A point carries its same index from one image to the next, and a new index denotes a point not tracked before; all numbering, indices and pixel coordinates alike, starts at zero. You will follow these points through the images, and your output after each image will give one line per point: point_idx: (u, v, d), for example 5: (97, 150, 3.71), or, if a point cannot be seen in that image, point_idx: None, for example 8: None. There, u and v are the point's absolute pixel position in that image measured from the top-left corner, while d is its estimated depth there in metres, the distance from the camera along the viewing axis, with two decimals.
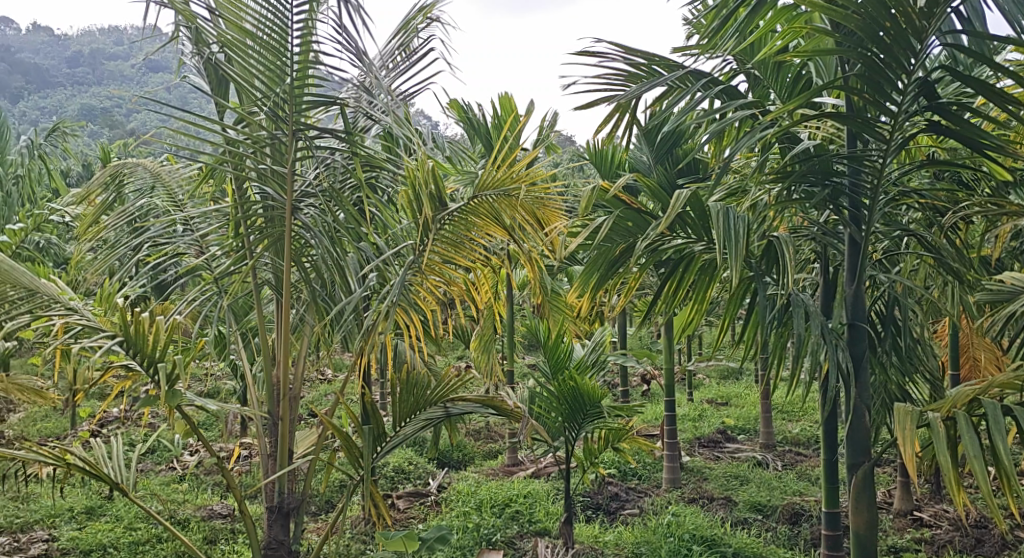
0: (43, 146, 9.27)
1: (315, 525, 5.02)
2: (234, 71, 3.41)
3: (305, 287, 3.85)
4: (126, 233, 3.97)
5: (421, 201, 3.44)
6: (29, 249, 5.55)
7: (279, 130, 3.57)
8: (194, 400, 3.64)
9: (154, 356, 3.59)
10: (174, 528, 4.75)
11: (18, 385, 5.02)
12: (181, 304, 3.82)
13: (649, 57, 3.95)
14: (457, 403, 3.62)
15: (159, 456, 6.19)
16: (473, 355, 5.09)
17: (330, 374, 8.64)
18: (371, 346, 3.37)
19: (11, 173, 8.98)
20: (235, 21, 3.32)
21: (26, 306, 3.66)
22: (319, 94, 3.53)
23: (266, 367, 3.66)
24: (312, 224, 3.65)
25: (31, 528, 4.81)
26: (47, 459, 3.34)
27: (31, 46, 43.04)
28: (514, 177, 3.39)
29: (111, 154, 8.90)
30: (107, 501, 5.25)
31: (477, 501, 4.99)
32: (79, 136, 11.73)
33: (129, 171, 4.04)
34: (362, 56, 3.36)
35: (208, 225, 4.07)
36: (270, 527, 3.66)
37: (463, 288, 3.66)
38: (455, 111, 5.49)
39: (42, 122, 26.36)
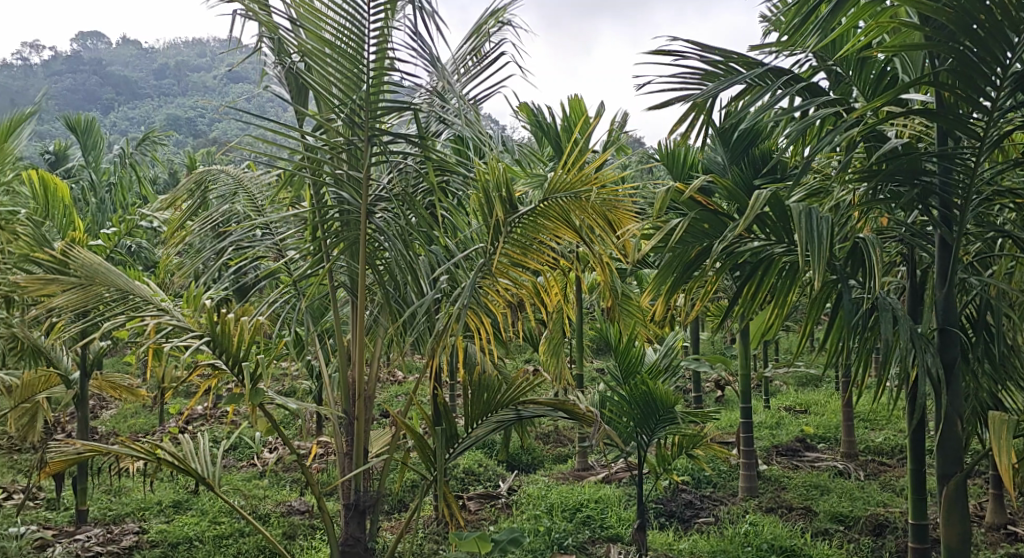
0: (133, 156, 9.76)
1: (389, 523, 5.11)
2: (313, 80, 3.49)
3: (379, 290, 3.91)
4: (210, 238, 4.11)
5: (492, 205, 3.46)
6: (122, 254, 5.82)
7: (355, 137, 3.63)
8: (275, 398, 3.74)
9: (239, 356, 3.72)
10: (255, 523, 4.91)
11: (111, 383, 5.32)
12: (261, 307, 3.94)
13: (727, 55, 3.87)
14: (528, 406, 3.62)
15: (241, 453, 6.41)
16: (543, 359, 5.08)
17: (402, 376, 8.77)
18: (443, 348, 3.41)
19: (103, 182, 9.48)
20: (315, 31, 3.40)
21: (121, 306, 3.84)
22: (394, 100, 3.59)
23: (342, 368, 3.74)
24: (386, 228, 3.71)
25: (123, 520, 5.06)
26: (139, 454, 3.50)
27: (129, 61, 45.30)
28: (585, 179, 3.35)
29: (196, 163, 9.28)
30: (193, 496, 5.47)
31: (548, 505, 4.98)
32: (166, 146, 12.28)
33: (212, 178, 4.19)
34: (435, 62, 3.40)
35: (286, 230, 4.19)
36: (347, 524, 3.73)
37: (532, 291, 3.65)
38: (525, 114, 5.50)
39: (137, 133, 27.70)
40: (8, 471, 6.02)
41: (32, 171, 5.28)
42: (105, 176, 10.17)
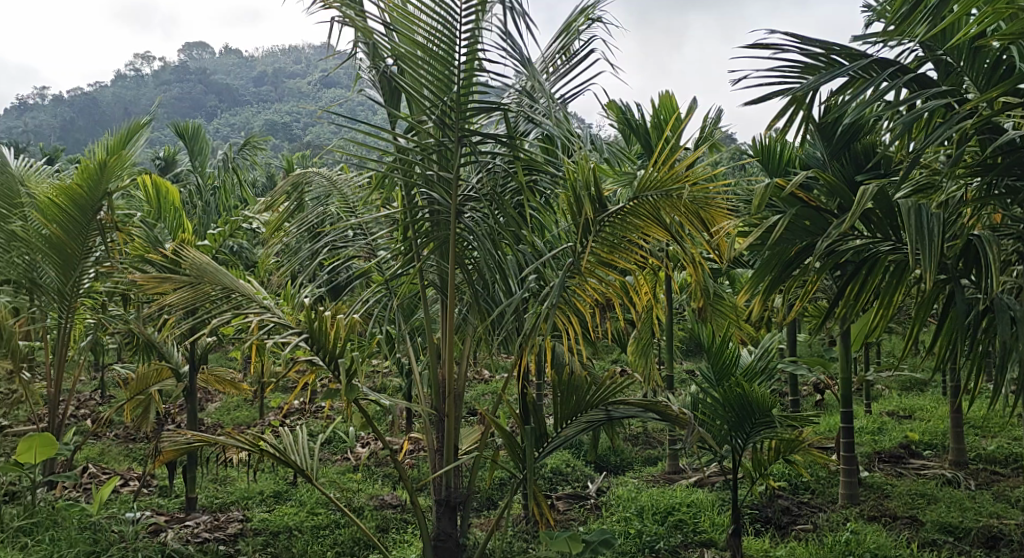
0: (235, 160, 10.23)
1: (479, 520, 5.14)
2: (405, 82, 3.52)
3: (468, 289, 3.93)
4: (306, 239, 4.25)
5: (581, 204, 3.40)
6: (226, 254, 6.11)
7: (446, 138, 3.65)
8: (369, 394, 3.83)
9: (335, 353, 3.81)
10: (350, 515, 5.05)
11: (216, 376, 5.57)
12: (354, 305, 4.05)
13: (827, 45, 3.74)
14: (618, 406, 3.55)
15: (336, 447, 6.61)
16: (631, 360, 5.00)
17: (489, 374, 8.85)
18: (531, 347, 3.39)
19: (208, 186, 9.96)
20: (407, 34, 3.43)
21: (226, 304, 4.01)
22: (484, 101, 3.59)
23: (431, 365, 3.77)
24: (475, 228, 3.72)
25: (228, 508, 5.30)
26: (243, 445, 3.66)
27: (238, 68, 47.44)
28: (677, 177, 3.26)
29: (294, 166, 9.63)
30: (293, 487, 5.68)
31: (639, 508, 4.90)
32: (266, 151, 12.81)
33: (308, 181, 4.34)
34: (525, 62, 3.39)
35: (379, 230, 4.29)
36: (439, 519, 3.75)
37: (621, 291, 3.57)
38: (613, 112, 5.43)
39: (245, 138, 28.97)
40: (125, 459, 6.40)
41: (146, 177, 5.61)
42: (209, 180, 10.69)
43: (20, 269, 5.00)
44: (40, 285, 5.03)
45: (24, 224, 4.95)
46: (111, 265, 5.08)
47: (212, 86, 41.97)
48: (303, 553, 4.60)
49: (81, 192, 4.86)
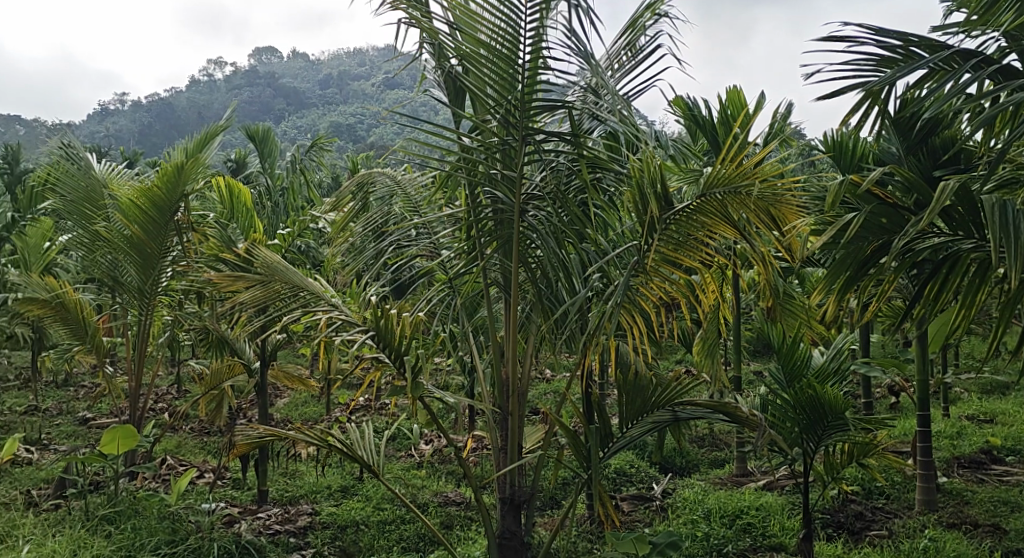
0: (303, 161, 10.46)
1: (544, 519, 5.12)
2: (469, 81, 3.51)
3: (531, 287, 3.91)
4: (371, 238, 4.31)
5: (647, 201, 3.34)
6: (295, 254, 6.26)
7: (509, 136, 3.62)
8: (433, 392, 3.85)
9: (400, 350, 3.85)
10: (415, 511, 5.11)
11: (285, 373, 5.71)
12: (418, 303, 4.08)
13: (905, 37, 3.61)
14: (685, 407, 3.48)
15: (400, 443, 6.70)
16: (696, 360, 4.91)
17: (551, 373, 8.85)
18: (595, 347, 3.36)
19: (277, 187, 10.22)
20: (472, 34, 3.42)
21: (295, 302, 4.09)
22: (548, 99, 3.56)
23: (495, 364, 3.76)
24: (538, 226, 3.69)
25: (297, 501, 5.42)
26: (312, 440, 3.73)
27: (306, 71, 48.52)
28: (746, 173, 3.19)
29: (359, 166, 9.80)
30: (359, 482, 5.77)
31: (706, 510, 4.82)
32: (332, 152, 13.08)
33: (373, 181, 4.37)
34: (590, 59, 3.34)
35: (442, 229, 4.32)
36: (502, 518, 3.72)
37: (688, 290, 3.50)
38: (680, 109, 5.34)
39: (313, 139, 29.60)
40: (201, 451, 6.61)
41: (221, 178, 5.77)
42: (278, 182, 10.98)
43: (105, 267, 5.29)
44: (122, 283, 5.27)
45: (107, 225, 5.15)
46: (187, 263, 5.24)
47: (282, 89, 43.02)
48: (370, 547, 4.67)
49: (160, 193, 5.03)
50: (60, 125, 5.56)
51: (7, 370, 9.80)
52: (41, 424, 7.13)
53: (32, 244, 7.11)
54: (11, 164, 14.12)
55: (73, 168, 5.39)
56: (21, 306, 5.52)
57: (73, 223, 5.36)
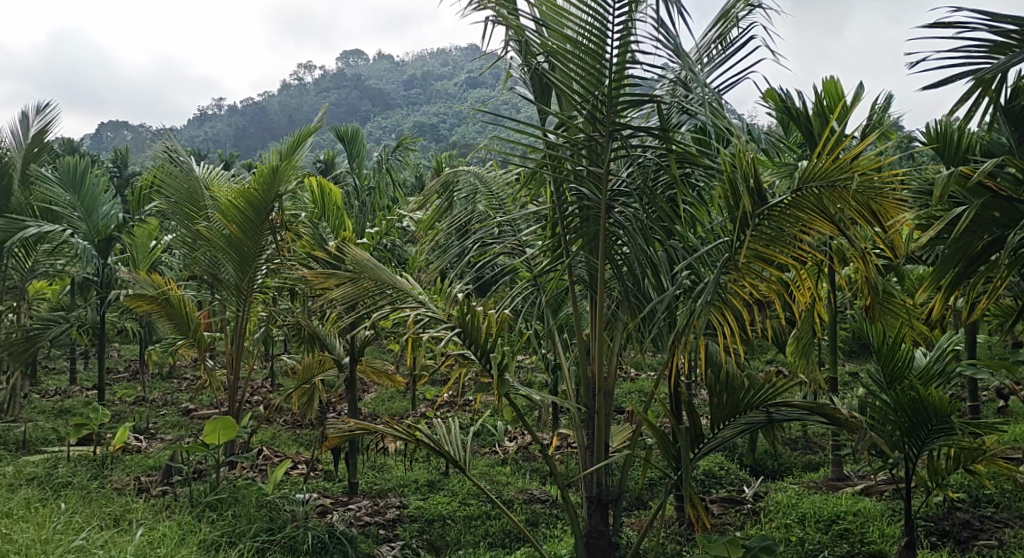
0: (389, 160, 10.64)
1: (632, 519, 5.06)
2: (556, 77, 3.48)
3: (617, 285, 3.86)
4: (457, 236, 4.34)
5: (739, 197, 3.25)
6: (383, 252, 6.38)
7: (596, 132, 3.57)
8: (520, 389, 3.85)
9: (487, 347, 3.87)
10: (501, 507, 5.13)
11: (373, 369, 5.83)
12: (503, 301, 4.09)
13: (1020, 22, 3.42)
14: (780, 409, 3.37)
15: (484, 440, 6.74)
16: (789, 360, 4.77)
17: (636, 372, 8.76)
18: (685, 346, 3.30)
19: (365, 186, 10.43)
20: (558, 30, 3.39)
21: (384, 299, 4.16)
22: (636, 93, 3.50)
23: (581, 362, 3.73)
24: (625, 222, 3.63)
25: (386, 494, 5.52)
26: (400, 434, 3.79)
27: (391, 72, 49.45)
28: (844, 167, 3.07)
29: (444, 165, 9.90)
30: (445, 477, 5.84)
31: (800, 515, 4.68)
32: (416, 151, 13.27)
33: (457, 179, 4.43)
34: (680, 52, 3.27)
35: (528, 227, 4.32)
36: (590, 517, 3.69)
37: (782, 288, 3.38)
38: (772, 101, 5.19)
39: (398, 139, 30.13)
40: (294, 443, 6.81)
41: (313, 179, 5.92)
42: (365, 181, 11.21)
43: (205, 265, 5.49)
44: (221, 281, 5.48)
45: (207, 225, 5.36)
46: (281, 262, 5.43)
47: (369, 90, 43.99)
48: (457, 542, 4.72)
49: (256, 193, 5.21)
50: (164, 129, 5.82)
51: (117, 362, 10.36)
52: (148, 414, 7.50)
53: (139, 243, 7.50)
54: (121, 166, 14.92)
55: (176, 170, 5.62)
56: (130, 302, 5.81)
57: (176, 223, 5.59)
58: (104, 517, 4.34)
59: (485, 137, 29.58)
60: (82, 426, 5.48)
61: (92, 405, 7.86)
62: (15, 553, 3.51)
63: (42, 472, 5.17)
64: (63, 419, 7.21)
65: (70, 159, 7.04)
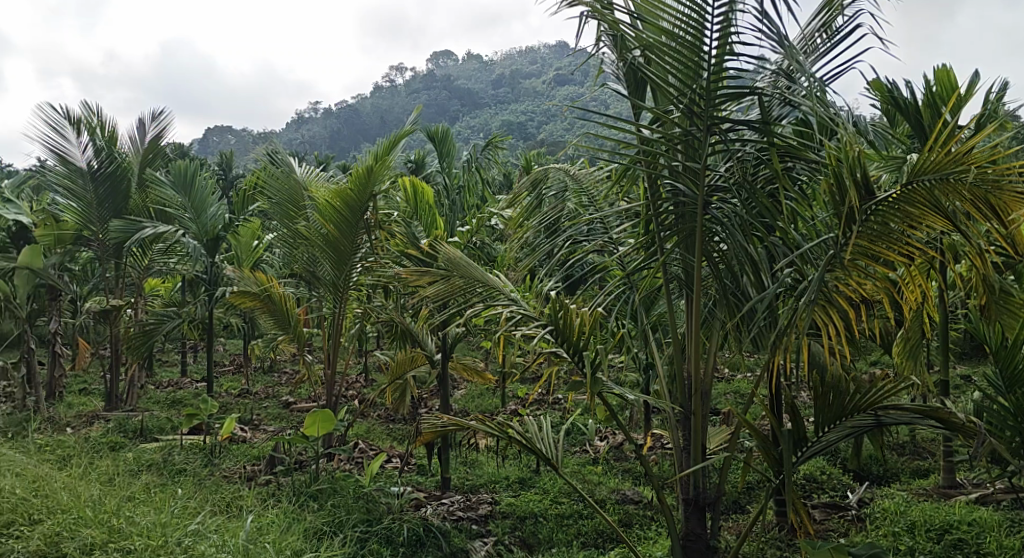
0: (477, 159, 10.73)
1: (730, 523, 4.94)
2: (651, 72, 3.43)
3: (714, 283, 3.76)
4: (549, 233, 4.32)
5: (846, 191, 3.12)
6: (475, 250, 6.43)
7: (694, 126, 3.50)
8: (614, 388, 3.81)
9: (580, 345, 3.85)
10: (593, 507, 5.11)
11: (464, 366, 5.90)
12: (596, 299, 4.06)
13: None
14: (890, 412, 3.23)
15: (575, 438, 6.72)
16: (897, 362, 4.56)
17: (729, 373, 8.58)
18: (786, 346, 3.20)
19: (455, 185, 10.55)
20: (655, 23, 3.34)
21: (477, 296, 4.19)
22: (735, 86, 3.41)
23: (676, 362, 3.66)
24: (723, 219, 3.54)
25: (479, 489, 5.57)
26: (492, 431, 3.83)
27: (478, 72, 49.89)
28: (960, 159, 2.91)
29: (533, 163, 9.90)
30: (536, 475, 5.86)
31: (909, 523, 4.48)
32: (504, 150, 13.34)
33: (547, 177, 4.40)
34: (782, 42, 3.18)
35: (620, 224, 4.27)
36: (687, 519, 3.61)
37: (891, 286, 3.24)
38: (878, 91, 4.96)
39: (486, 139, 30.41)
40: (388, 437, 6.96)
41: (406, 178, 6.01)
42: (455, 180, 11.33)
43: (305, 263, 5.74)
44: (319, 278, 5.66)
45: (306, 224, 5.55)
46: (376, 260, 5.52)
47: (459, 90, 44.53)
48: (550, 540, 4.72)
49: (352, 193, 5.34)
50: (266, 132, 6.02)
51: (223, 356, 10.83)
52: (251, 406, 7.80)
53: (243, 242, 7.82)
54: (225, 169, 15.61)
55: (277, 171, 5.81)
56: (234, 298, 6.06)
57: (278, 223, 5.82)
58: (216, 503, 4.54)
59: (572, 135, 29.51)
60: (193, 416, 5.75)
61: (201, 396, 8.23)
62: (138, 534, 3.71)
63: (158, 459, 5.45)
64: (175, 409, 7.58)
65: (180, 163, 7.31)
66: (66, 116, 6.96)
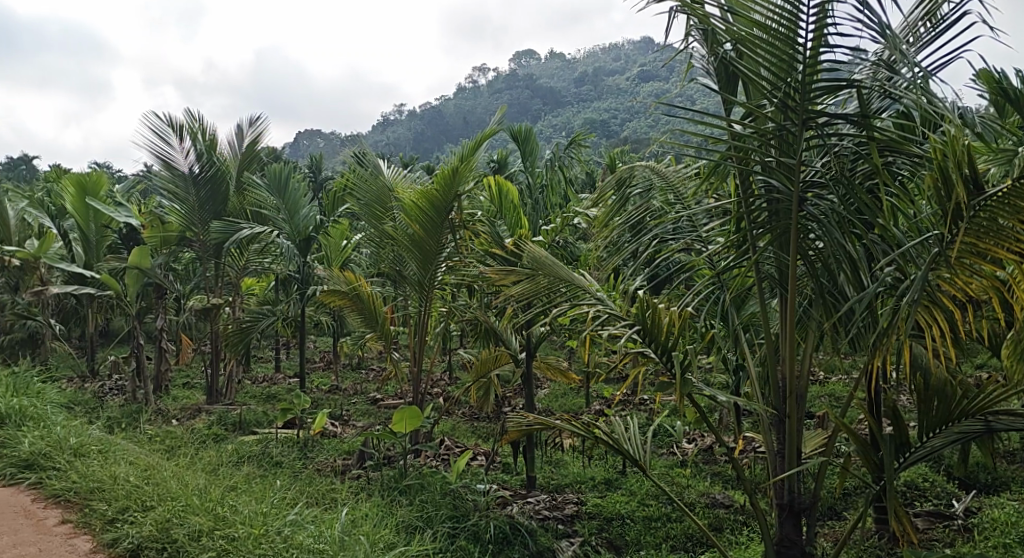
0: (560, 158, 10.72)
1: (826, 529, 4.80)
2: (743, 66, 3.35)
3: (809, 282, 3.65)
4: (635, 232, 4.28)
5: (953, 186, 2.99)
6: (560, 249, 6.43)
7: (788, 121, 3.41)
8: (704, 390, 3.75)
9: (668, 346, 3.80)
10: (682, 509, 5.05)
11: (549, 365, 5.90)
12: (684, 298, 3.99)
13: None
14: (1001, 418, 3.06)
15: (661, 440, 6.65)
16: (1007, 365, 4.34)
17: (821, 375, 8.32)
18: (887, 348, 3.09)
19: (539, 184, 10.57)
20: (747, 16, 3.26)
21: (562, 296, 4.19)
22: (832, 79, 3.31)
23: (770, 363, 3.58)
24: (820, 216, 3.43)
25: (565, 489, 5.58)
26: (579, 431, 3.82)
27: (559, 71, 49.84)
28: None
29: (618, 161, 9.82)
30: (623, 476, 5.82)
31: (1021, 534, 4.25)
32: (586, 148, 13.29)
33: (631, 175, 4.31)
34: (883, 31, 3.06)
35: (710, 222, 4.19)
36: (782, 524, 3.52)
37: (1002, 286, 3.07)
38: (984, 81, 4.73)
39: (567, 138, 30.37)
40: (473, 435, 7.04)
41: (491, 178, 6.07)
42: (539, 179, 11.35)
43: (392, 262, 5.85)
44: (406, 277, 5.76)
45: (393, 224, 5.65)
46: (461, 259, 5.63)
47: (541, 89, 44.58)
48: (638, 542, 4.68)
49: (438, 193, 5.41)
50: (356, 135, 6.17)
51: (314, 353, 11.16)
52: (341, 402, 8.02)
53: (332, 242, 8.19)
54: (315, 171, 16.07)
55: (366, 173, 5.94)
56: (325, 296, 6.23)
57: (366, 223, 5.95)
58: (312, 494, 4.69)
59: (654, 132, 29.17)
60: (288, 411, 5.93)
61: (294, 392, 8.51)
62: (241, 522, 3.86)
63: (257, 451, 5.65)
64: (271, 404, 7.86)
65: (276, 166, 7.58)
66: (169, 122, 7.29)
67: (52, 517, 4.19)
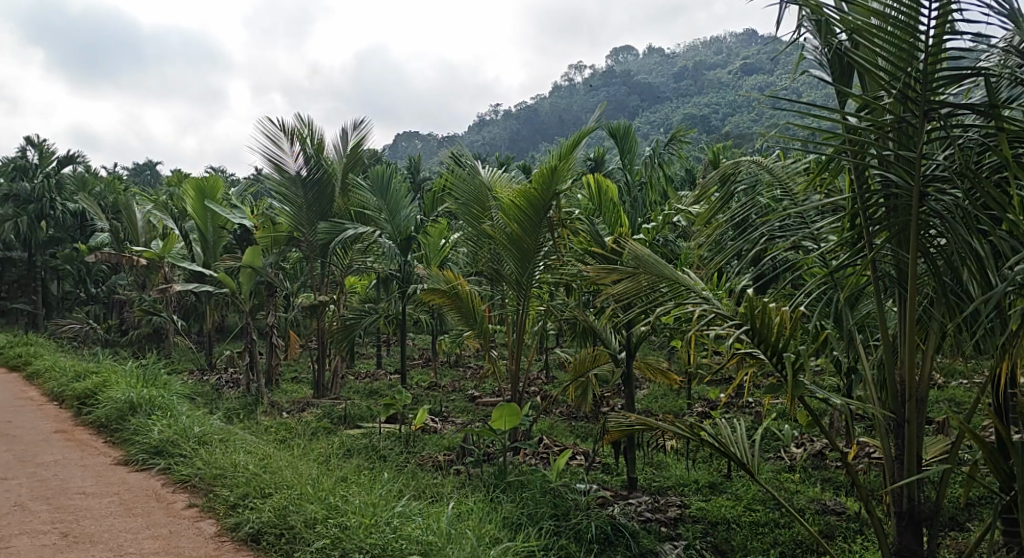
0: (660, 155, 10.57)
1: (947, 541, 4.57)
2: (859, 56, 3.22)
3: (931, 281, 3.47)
4: (742, 229, 4.17)
5: None
6: (661, 247, 6.34)
7: (908, 113, 3.26)
8: (816, 393, 3.63)
9: (778, 347, 3.68)
10: (791, 516, 4.91)
11: (650, 365, 5.83)
12: (795, 298, 3.86)
13: None
14: None
15: (767, 443, 6.48)
16: None
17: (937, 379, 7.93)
18: None
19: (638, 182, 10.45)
20: (863, 4, 3.13)
21: (666, 295, 4.12)
22: (956, 67, 3.14)
23: (888, 366, 3.42)
24: (943, 211, 3.26)
25: (668, 491, 5.51)
26: (684, 432, 3.75)
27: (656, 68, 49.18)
28: None
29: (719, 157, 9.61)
30: (727, 480, 5.70)
31: None
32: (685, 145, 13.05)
33: (736, 169, 4.22)
34: (1014, 16, 2.89)
35: (821, 219, 4.05)
36: (900, 533, 3.38)
37: None
38: None
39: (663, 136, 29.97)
40: (572, 434, 7.04)
41: (590, 176, 6.05)
42: (638, 176, 11.22)
43: (491, 260, 5.91)
44: (505, 276, 5.81)
45: (492, 223, 5.70)
46: (559, 258, 5.62)
47: (637, 87, 44.11)
48: (744, 547, 4.58)
49: (536, 192, 5.43)
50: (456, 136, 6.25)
51: (414, 351, 11.40)
52: (441, 398, 8.16)
53: (432, 241, 8.32)
54: (414, 172, 16.39)
55: (464, 173, 6.02)
56: (426, 294, 6.34)
57: (465, 222, 6.02)
58: (417, 488, 4.79)
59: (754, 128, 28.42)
60: (392, 406, 6.08)
61: (396, 388, 8.72)
62: (353, 512, 3.99)
63: (363, 444, 5.82)
64: (374, 399, 8.07)
65: (379, 167, 7.77)
66: (280, 126, 7.57)
67: (181, 501, 4.44)
